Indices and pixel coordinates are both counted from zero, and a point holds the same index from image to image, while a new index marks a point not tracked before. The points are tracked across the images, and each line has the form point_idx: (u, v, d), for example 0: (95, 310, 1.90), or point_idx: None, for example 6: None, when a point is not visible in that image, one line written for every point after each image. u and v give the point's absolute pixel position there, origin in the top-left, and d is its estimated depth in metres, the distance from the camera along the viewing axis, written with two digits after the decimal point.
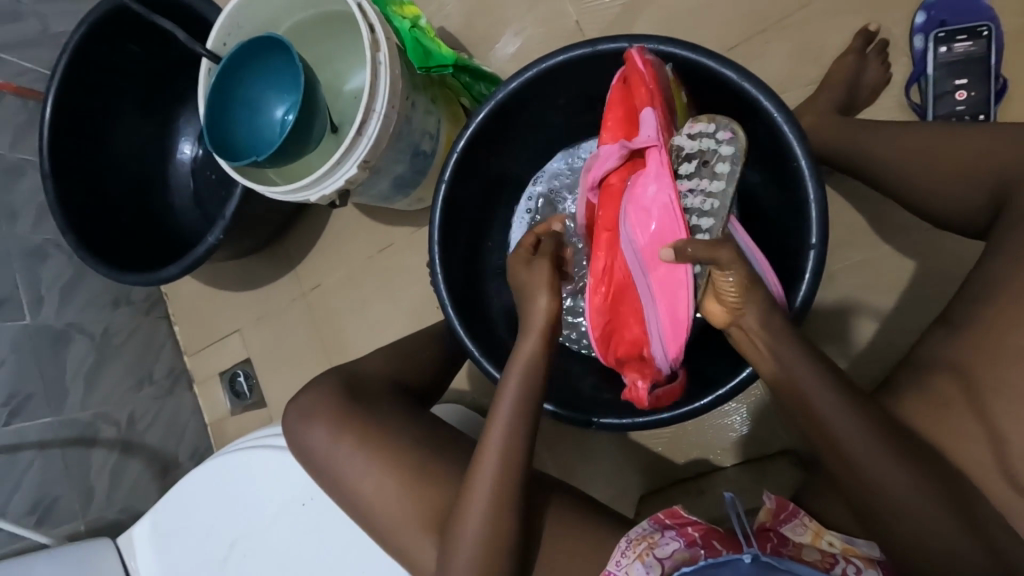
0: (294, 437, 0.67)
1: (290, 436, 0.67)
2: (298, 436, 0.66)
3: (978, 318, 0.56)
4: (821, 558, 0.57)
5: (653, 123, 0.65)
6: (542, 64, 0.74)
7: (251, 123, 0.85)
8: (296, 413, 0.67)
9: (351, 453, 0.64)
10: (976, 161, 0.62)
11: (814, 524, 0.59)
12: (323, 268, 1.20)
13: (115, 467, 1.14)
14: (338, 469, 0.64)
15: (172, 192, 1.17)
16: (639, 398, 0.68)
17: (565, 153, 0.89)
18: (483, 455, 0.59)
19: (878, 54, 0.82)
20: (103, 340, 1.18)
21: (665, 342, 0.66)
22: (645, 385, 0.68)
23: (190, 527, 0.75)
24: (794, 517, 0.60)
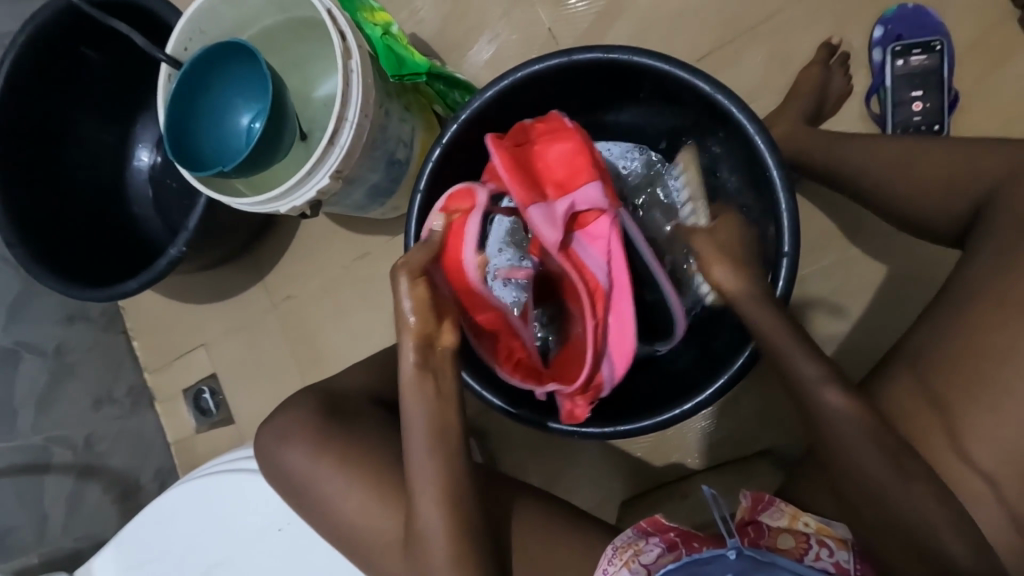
0: (268, 456, 0.63)
1: (264, 458, 0.63)
2: (271, 457, 0.62)
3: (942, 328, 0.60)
4: (796, 545, 0.56)
5: (600, 190, 0.69)
6: (518, 73, 0.74)
7: (215, 130, 0.82)
8: (270, 433, 0.63)
9: (320, 467, 0.60)
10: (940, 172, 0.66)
11: (790, 507, 0.60)
12: (294, 279, 1.17)
13: (73, 494, 1.07)
14: (317, 492, 0.60)
15: (131, 202, 1.12)
16: (577, 414, 0.71)
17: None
18: (419, 482, 0.55)
19: (841, 66, 0.85)
20: (55, 359, 1.11)
21: (612, 367, 0.70)
22: (585, 405, 0.70)
23: (158, 558, 0.70)
24: (771, 505, 0.60)
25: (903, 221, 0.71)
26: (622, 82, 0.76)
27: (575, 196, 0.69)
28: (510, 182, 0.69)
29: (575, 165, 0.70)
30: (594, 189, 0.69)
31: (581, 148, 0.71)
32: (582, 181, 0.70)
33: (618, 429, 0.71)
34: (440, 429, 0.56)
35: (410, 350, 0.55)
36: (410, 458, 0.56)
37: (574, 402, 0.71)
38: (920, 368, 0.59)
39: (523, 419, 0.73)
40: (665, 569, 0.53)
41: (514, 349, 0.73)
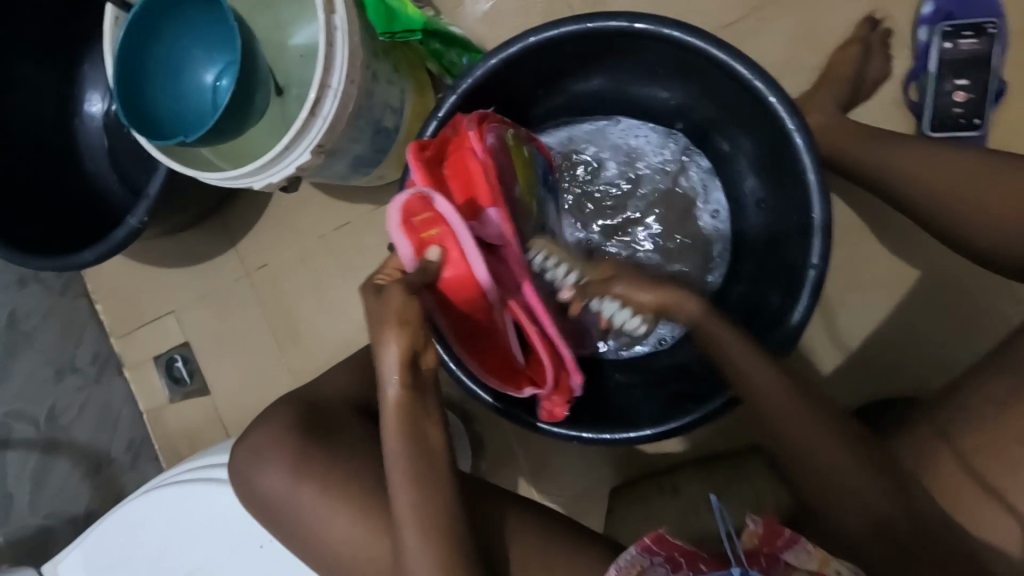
0: (244, 479, 0.57)
1: (238, 480, 0.58)
2: (246, 479, 0.57)
3: (1005, 379, 0.60)
4: None
5: (503, 215, 0.57)
6: (527, 39, 0.65)
7: (173, 90, 0.71)
8: (245, 453, 0.58)
9: (300, 493, 0.55)
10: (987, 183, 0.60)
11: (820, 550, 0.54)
12: (270, 246, 1.08)
13: (37, 470, 1.02)
14: (296, 517, 0.55)
15: (84, 155, 1.01)
16: (556, 413, 0.65)
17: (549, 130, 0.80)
18: (403, 509, 0.51)
19: (881, 46, 0.77)
20: (9, 328, 1.03)
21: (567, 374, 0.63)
22: (562, 403, 0.65)
23: (127, 566, 0.65)
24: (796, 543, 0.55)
25: (954, 242, 0.64)
26: (644, 54, 0.68)
27: (474, 223, 0.56)
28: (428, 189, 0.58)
29: (473, 186, 0.57)
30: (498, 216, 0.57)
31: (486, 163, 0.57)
32: (484, 203, 0.56)
33: (615, 437, 0.66)
34: (424, 461, 0.51)
35: (396, 386, 0.50)
36: (394, 489, 0.52)
37: (553, 401, 0.65)
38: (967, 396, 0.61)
39: (516, 418, 0.68)
40: None
41: (491, 354, 0.64)
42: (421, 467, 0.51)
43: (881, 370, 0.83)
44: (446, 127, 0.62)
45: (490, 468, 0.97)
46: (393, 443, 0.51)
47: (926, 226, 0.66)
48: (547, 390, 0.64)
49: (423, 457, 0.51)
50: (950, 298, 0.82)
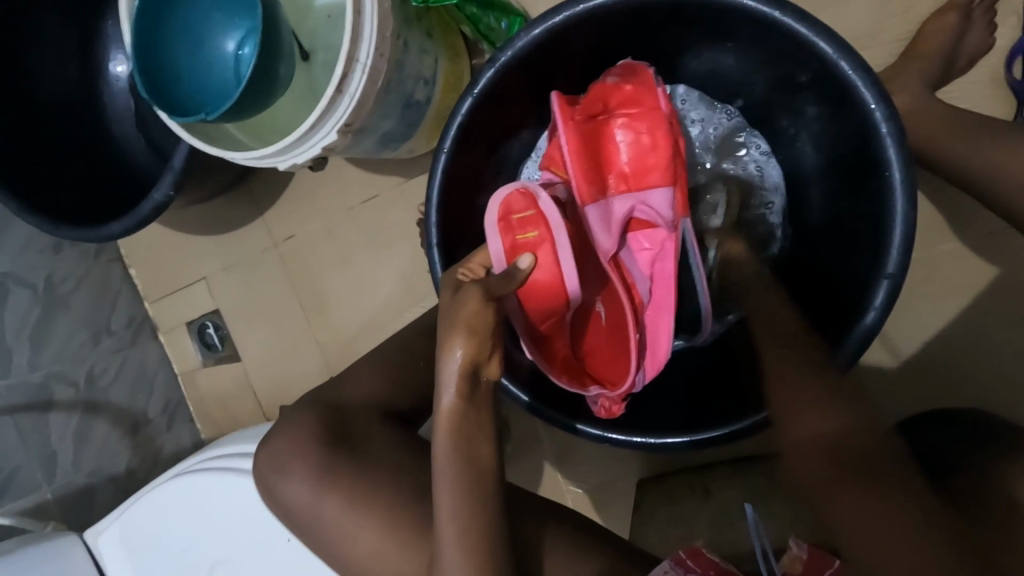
0: (268, 487, 0.56)
1: (264, 488, 0.56)
2: (271, 485, 0.56)
3: None
4: None
5: (670, 198, 0.64)
6: (578, 7, 0.58)
7: (194, 60, 0.66)
8: (267, 460, 0.57)
9: (321, 503, 0.53)
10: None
11: None
12: (296, 216, 1.05)
13: (79, 430, 1.06)
14: (320, 523, 0.54)
15: (109, 119, 0.98)
16: (611, 411, 0.63)
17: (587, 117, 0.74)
18: (442, 520, 0.48)
19: (984, 13, 0.67)
20: (46, 290, 1.05)
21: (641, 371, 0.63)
22: (620, 403, 0.63)
23: (162, 542, 0.65)
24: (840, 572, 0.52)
25: None
26: (707, 25, 0.60)
27: (639, 199, 0.65)
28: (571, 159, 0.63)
29: (647, 167, 0.65)
30: (662, 197, 0.65)
31: (666, 140, 0.64)
32: (655, 183, 0.65)
33: (656, 444, 0.62)
34: (470, 468, 0.49)
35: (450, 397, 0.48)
36: (437, 498, 0.49)
37: (612, 399, 0.63)
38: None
39: (548, 415, 0.63)
40: None
41: (562, 349, 0.64)
42: (467, 477, 0.49)
43: (942, 378, 0.77)
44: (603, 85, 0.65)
45: (516, 452, 0.96)
46: (443, 449, 0.49)
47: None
48: (613, 389, 0.62)
49: (466, 465, 0.49)
50: None
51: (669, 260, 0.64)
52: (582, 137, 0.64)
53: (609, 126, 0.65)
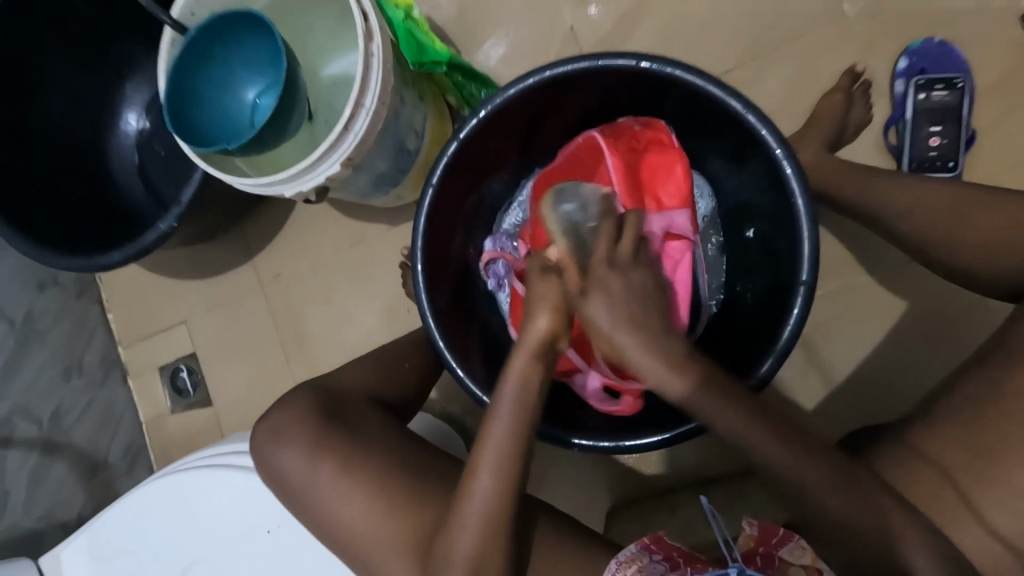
0: (264, 459, 0.63)
1: (261, 459, 0.63)
2: (267, 458, 0.62)
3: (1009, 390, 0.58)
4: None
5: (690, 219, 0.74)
6: (544, 72, 0.71)
7: (218, 105, 0.78)
8: (265, 432, 0.63)
9: (318, 471, 0.60)
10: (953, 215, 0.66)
11: (812, 545, 0.59)
12: (284, 260, 1.12)
13: (36, 470, 1.02)
14: (314, 493, 0.60)
15: (114, 166, 1.07)
16: (630, 407, 0.71)
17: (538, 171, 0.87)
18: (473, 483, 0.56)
19: (862, 94, 0.85)
20: (23, 326, 1.05)
21: None
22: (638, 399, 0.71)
23: (135, 550, 0.69)
24: (790, 540, 0.59)
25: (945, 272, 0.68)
26: (651, 89, 0.73)
27: (668, 216, 0.73)
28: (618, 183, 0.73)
29: (667, 190, 0.74)
30: (685, 217, 0.73)
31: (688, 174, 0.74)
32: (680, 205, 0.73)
33: (617, 446, 0.68)
34: (521, 441, 0.57)
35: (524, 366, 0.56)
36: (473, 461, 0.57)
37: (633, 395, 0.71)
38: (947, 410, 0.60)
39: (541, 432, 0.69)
40: None
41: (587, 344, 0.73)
42: (510, 449, 0.56)
43: (868, 395, 0.87)
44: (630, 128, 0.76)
45: None
46: (504, 408, 0.56)
47: (915, 258, 0.71)
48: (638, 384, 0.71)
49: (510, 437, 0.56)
50: (933, 329, 0.86)
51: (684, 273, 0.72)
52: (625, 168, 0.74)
53: (643, 159, 0.75)
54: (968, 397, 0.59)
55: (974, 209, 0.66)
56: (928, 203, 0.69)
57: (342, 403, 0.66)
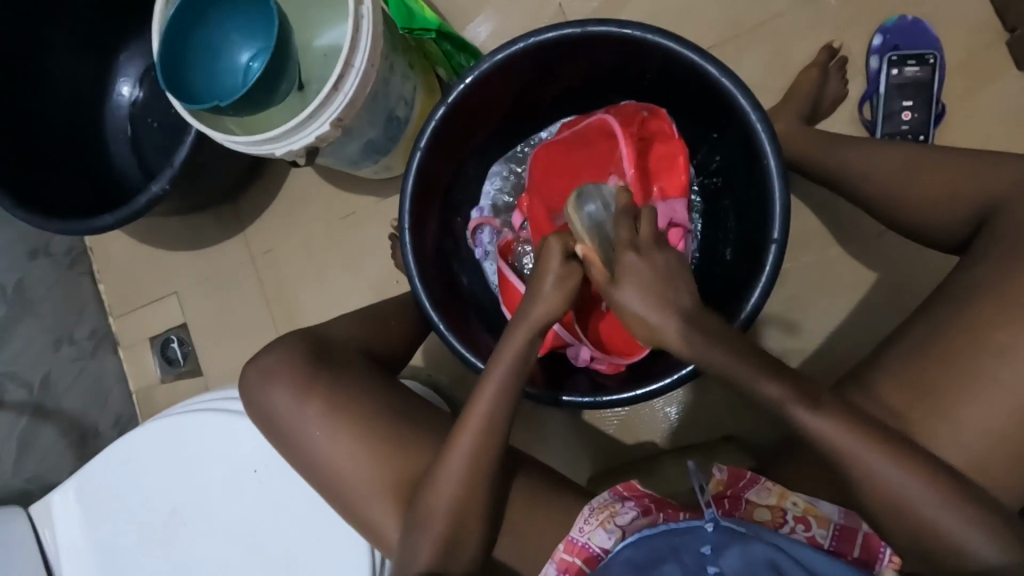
0: (254, 397, 0.66)
1: (252, 399, 0.66)
2: (257, 396, 0.65)
3: (946, 335, 0.60)
4: (772, 518, 0.60)
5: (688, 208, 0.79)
6: (530, 38, 0.73)
7: (213, 65, 0.80)
8: (256, 372, 0.66)
9: (306, 410, 0.63)
10: (921, 177, 0.69)
11: (778, 487, 0.62)
12: (275, 232, 1.13)
13: (26, 432, 1.02)
14: (303, 431, 0.63)
15: (108, 136, 1.08)
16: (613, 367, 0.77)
17: (523, 143, 0.90)
18: (462, 436, 0.59)
19: (839, 70, 0.88)
20: (15, 292, 1.05)
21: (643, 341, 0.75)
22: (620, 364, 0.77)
23: (125, 495, 0.74)
24: (757, 483, 0.62)
25: (904, 231, 0.72)
26: (630, 57, 0.76)
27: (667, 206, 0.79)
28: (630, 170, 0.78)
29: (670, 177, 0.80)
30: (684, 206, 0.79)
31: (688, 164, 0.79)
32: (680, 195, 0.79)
33: (596, 401, 0.69)
34: (516, 404, 0.61)
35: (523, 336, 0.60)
36: (470, 412, 0.60)
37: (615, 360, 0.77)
38: (908, 355, 0.61)
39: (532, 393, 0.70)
40: (642, 532, 0.56)
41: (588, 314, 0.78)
42: (501, 410, 0.60)
43: (844, 363, 0.89)
44: (641, 114, 0.80)
45: None
46: (500, 371, 0.61)
47: (878, 218, 0.74)
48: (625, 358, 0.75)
49: (501, 396, 0.60)
50: (907, 299, 0.88)
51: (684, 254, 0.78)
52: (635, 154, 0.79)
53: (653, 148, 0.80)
54: (916, 340, 0.61)
55: (930, 167, 0.69)
56: (895, 167, 0.72)
57: (331, 353, 0.67)
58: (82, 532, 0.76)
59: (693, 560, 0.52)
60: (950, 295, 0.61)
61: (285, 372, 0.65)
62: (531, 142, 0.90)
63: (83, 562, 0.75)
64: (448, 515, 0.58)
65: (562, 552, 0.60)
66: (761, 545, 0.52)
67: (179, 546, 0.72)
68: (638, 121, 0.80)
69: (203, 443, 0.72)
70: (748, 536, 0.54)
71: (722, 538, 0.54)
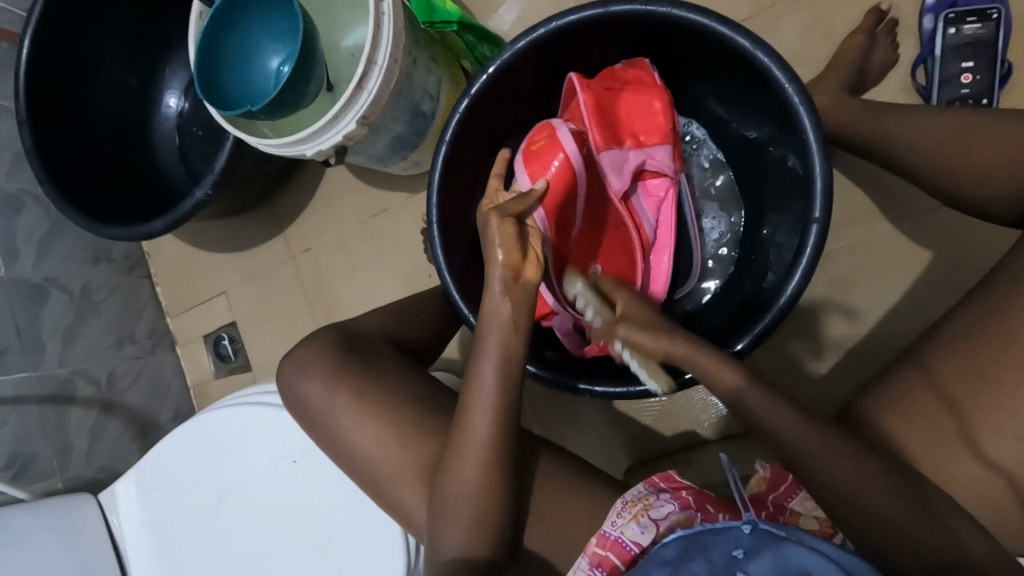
0: (290, 390, 0.68)
1: (286, 390, 0.68)
2: (292, 389, 0.68)
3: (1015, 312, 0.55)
4: (819, 528, 0.57)
5: (671, 152, 0.77)
6: (552, 23, 0.71)
7: (243, 71, 0.83)
8: (291, 366, 0.69)
9: (337, 400, 0.65)
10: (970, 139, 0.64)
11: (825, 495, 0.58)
12: (313, 231, 1.16)
13: (96, 426, 1.10)
14: (334, 421, 0.65)
15: (157, 146, 1.14)
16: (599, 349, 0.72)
17: None
18: (468, 422, 0.59)
19: (888, 33, 0.82)
20: (81, 296, 1.13)
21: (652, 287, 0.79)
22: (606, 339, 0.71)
23: (178, 482, 0.79)
24: (800, 490, 0.58)
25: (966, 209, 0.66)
26: (658, 35, 0.74)
27: (643, 155, 0.77)
28: (589, 121, 0.74)
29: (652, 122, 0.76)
30: (666, 152, 0.77)
31: (666, 108, 0.75)
32: (660, 142, 0.77)
33: (626, 391, 0.68)
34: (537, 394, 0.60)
35: (507, 309, 0.60)
36: (474, 391, 0.60)
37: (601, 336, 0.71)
38: (965, 337, 0.57)
39: (545, 378, 0.70)
40: (674, 534, 0.54)
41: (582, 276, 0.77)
42: (506, 398, 0.60)
43: (898, 347, 0.83)
44: (612, 69, 0.77)
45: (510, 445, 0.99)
46: (491, 354, 0.60)
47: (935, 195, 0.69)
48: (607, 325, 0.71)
49: (506, 385, 0.60)
50: (973, 278, 0.81)
51: (670, 205, 0.79)
52: (609, 112, 0.76)
53: (620, 98, 0.76)
54: (974, 320, 0.57)
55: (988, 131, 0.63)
56: (947, 133, 0.66)
57: (363, 346, 0.69)
58: (143, 517, 0.81)
59: (721, 561, 0.49)
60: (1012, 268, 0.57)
61: (318, 364, 0.68)
62: None
63: (144, 545, 0.81)
64: (474, 505, 0.58)
65: (594, 546, 0.58)
66: (795, 548, 0.49)
67: (228, 530, 0.76)
68: (610, 72, 0.77)
69: (247, 433, 0.76)
70: (788, 540, 0.50)
71: (756, 540, 0.50)
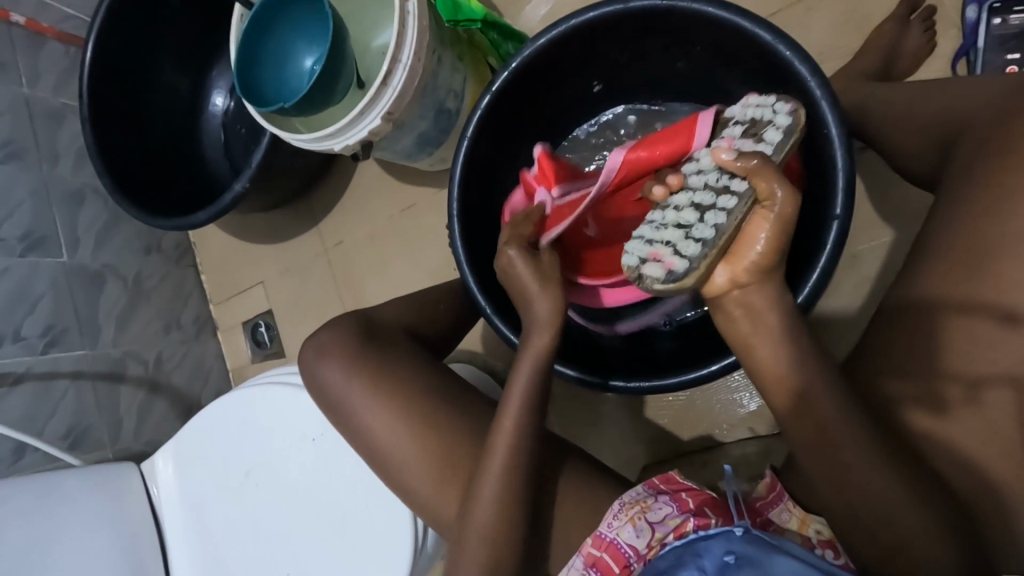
0: (310, 372, 0.72)
1: (307, 372, 0.72)
2: (313, 371, 0.71)
3: None
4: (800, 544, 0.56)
5: None
6: (572, 21, 0.72)
7: (277, 70, 0.87)
8: (311, 349, 0.72)
9: (354, 385, 0.68)
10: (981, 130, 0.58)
11: (800, 511, 0.58)
12: (345, 226, 1.21)
13: (144, 404, 1.18)
14: (350, 405, 0.68)
15: (204, 143, 1.22)
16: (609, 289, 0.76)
17: (580, 127, 0.91)
18: (497, 438, 0.61)
19: (922, 23, 0.79)
20: (134, 283, 1.21)
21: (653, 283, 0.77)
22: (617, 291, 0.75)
23: (210, 457, 0.84)
24: (780, 502, 0.59)
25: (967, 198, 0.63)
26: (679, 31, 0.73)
27: None
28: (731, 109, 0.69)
29: None
30: None
31: None
32: None
33: (637, 386, 0.69)
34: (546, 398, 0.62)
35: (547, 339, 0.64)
36: (506, 409, 0.62)
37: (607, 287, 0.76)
38: None
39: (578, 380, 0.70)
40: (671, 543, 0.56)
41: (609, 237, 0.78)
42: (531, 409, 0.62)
43: None
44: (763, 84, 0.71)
45: None
46: (524, 373, 0.63)
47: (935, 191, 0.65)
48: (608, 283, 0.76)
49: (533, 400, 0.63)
50: None
51: None
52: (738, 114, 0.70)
53: None
54: None
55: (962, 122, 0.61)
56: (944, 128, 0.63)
57: (382, 334, 0.72)
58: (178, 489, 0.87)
59: (714, 568, 0.53)
60: (976, 243, 0.52)
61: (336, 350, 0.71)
62: (586, 128, 0.91)
63: (179, 514, 0.87)
64: (479, 491, 0.61)
65: (590, 546, 0.60)
66: (785, 560, 0.51)
67: (252, 505, 0.81)
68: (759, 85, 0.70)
69: (273, 413, 0.80)
70: (778, 550, 0.52)
71: (749, 548, 0.52)
